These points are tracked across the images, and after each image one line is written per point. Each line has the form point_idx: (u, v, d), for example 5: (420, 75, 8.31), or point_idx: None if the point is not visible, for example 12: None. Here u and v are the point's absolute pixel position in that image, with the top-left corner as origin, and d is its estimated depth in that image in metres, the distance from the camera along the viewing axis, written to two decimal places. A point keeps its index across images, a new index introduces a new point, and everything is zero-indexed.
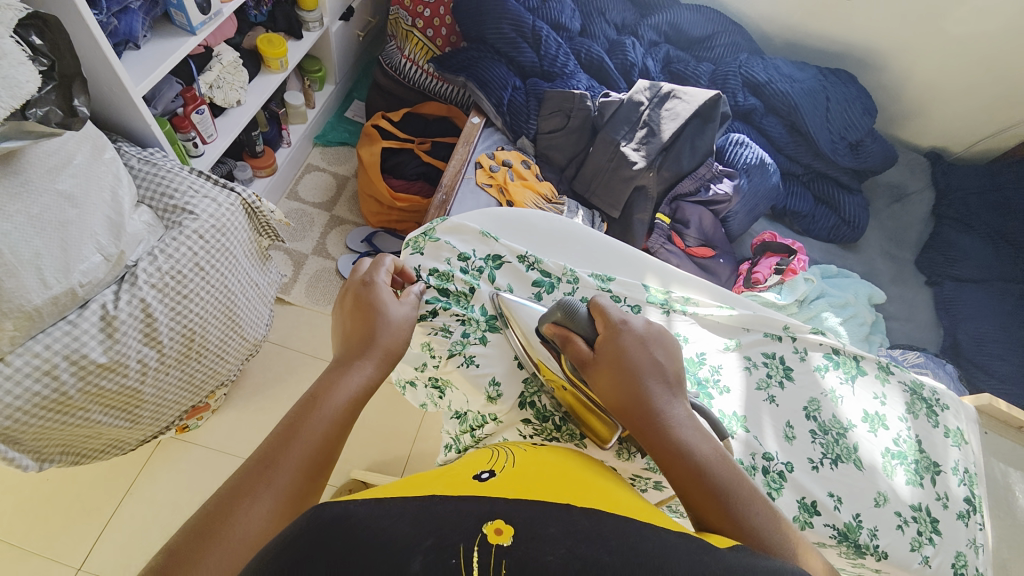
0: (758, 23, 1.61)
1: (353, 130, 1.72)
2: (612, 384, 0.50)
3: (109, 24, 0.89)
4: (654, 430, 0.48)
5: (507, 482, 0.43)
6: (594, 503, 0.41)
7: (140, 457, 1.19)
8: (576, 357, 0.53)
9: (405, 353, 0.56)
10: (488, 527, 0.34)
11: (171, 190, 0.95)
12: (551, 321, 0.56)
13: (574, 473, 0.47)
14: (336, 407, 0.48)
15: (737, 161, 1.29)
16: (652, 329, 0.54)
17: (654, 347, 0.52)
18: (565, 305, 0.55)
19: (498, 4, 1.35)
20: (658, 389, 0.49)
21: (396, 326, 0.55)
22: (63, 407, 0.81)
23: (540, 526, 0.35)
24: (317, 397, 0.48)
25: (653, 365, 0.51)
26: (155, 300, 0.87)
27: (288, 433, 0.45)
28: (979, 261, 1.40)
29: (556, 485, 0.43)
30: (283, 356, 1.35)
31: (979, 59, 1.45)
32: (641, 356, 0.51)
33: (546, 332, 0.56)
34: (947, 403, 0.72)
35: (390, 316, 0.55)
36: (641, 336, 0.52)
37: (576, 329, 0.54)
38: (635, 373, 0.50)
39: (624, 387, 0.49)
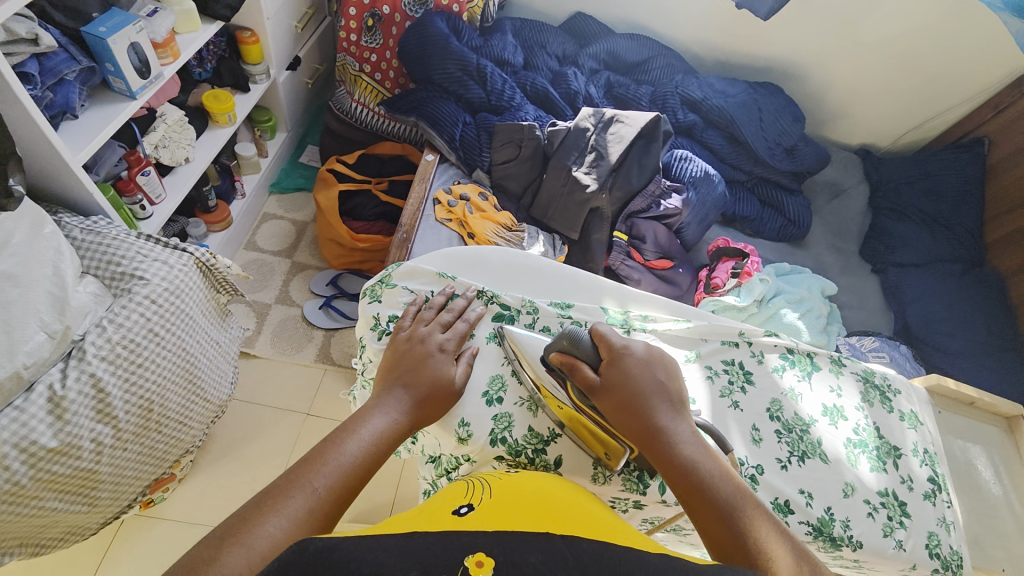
0: (688, 46, 1.72)
1: (309, 175, 1.71)
2: (617, 404, 0.55)
3: (45, 98, 0.87)
4: (660, 446, 0.52)
5: (489, 514, 0.43)
6: (575, 528, 0.42)
7: (102, 540, 1.11)
8: (583, 381, 0.56)
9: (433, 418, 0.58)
10: (470, 559, 0.35)
11: (118, 258, 0.92)
12: (556, 349, 0.58)
13: (557, 497, 0.49)
14: (361, 450, 0.49)
15: (684, 175, 1.35)
16: (653, 352, 0.59)
17: (654, 368, 0.57)
18: (569, 334, 0.59)
19: (442, 46, 1.40)
20: (662, 408, 0.54)
21: (447, 386, 0.59)
22: (15, 498, 0.76)
23: (522, 555, 0.36)
24: (352, 428, 0.51)
25: (657, 386, 0.56)
26: (107, 373, 0.84)
27: (315, 460, 0.47)
28: (916, 245, 1.50)
29: (537, 509, 0.45)
30: (251, 413, 1.30)
31: (889, 63, 1.59)
32: (640, 378, 0.56)
33: (551, 361, 0.58)
34: (898, 387, 0.76)
35: (436, 371, 0.59)
36: (644, 360, 0.57)
37: (580, 356, 0.57)
38: (638, 393, 0.55)
39: (632, 410, 0.54)
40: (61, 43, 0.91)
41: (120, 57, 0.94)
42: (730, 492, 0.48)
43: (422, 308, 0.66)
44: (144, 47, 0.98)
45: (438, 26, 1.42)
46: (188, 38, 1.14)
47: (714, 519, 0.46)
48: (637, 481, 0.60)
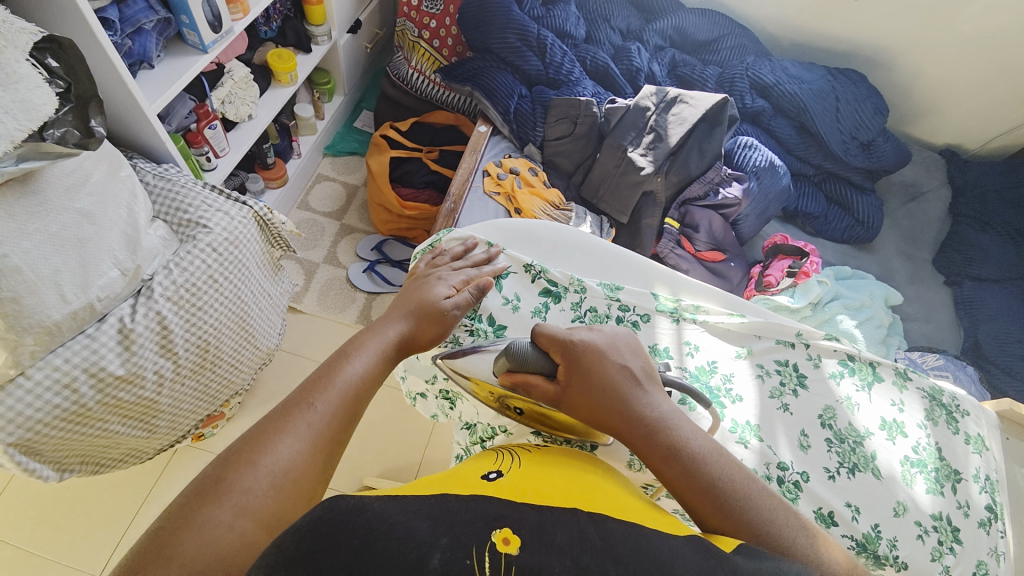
0: (764, 25, 1.60)
1: (362, 139, 1.74)
2: (590, 397, 0.51)
3: (123, 45, 0.91)
4: (637, 437, 0.49)
5: (517, 482, 0.44)
6: (602, 507, 0.41)
7: (157, 465, 1.21)
8: (541, 394, 0.53)
9: (433, 342, 0.59)
10: (496, 536, 0.34)
11: (186, 205, 0.97)
12: (502, 369, 0.55)
13: (583, 475, 0.48)
14: (356, 376, 0.52)
15: (746, 164, 1.27)
16: (611, 338, 0.55)
17: (620, 356, 0.53)
18: (509, 352, 0.55)
19: (503, 14, 1.37)
20: (635, 397, 0.51)
21: (442, 313, 0.60)
22: (82, 418, 0.83)
23: (549, 532, 0.35)
24: (347, 352, 0.54)
25: (625, 376, 0.52)
26: (171, 312, 0.89)
27: (316, 384, 0.50)
28: (1000, 260, 1.37)
29: (565, 486, 0.45)
30: (295, 364, 1.37)
31: (994, 54, 1.42)
32: (610, 369, 0.52)
33: (502, 383, 0.55)
34: (967, 408, 0.70)
35: (429, 299, 0.60)
36: (603, 349, 0.53)
37: (530, 369, 0.54)
38: (608, 387, 0.51)
39: (604, 404, 0.51)
40: None
41: (194, 10, 0.97)
42: (720, 475, 0.46)
43: (429, 258, 0.69)
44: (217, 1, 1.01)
45: None
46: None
47: (702, 496, 0.46)
48: None
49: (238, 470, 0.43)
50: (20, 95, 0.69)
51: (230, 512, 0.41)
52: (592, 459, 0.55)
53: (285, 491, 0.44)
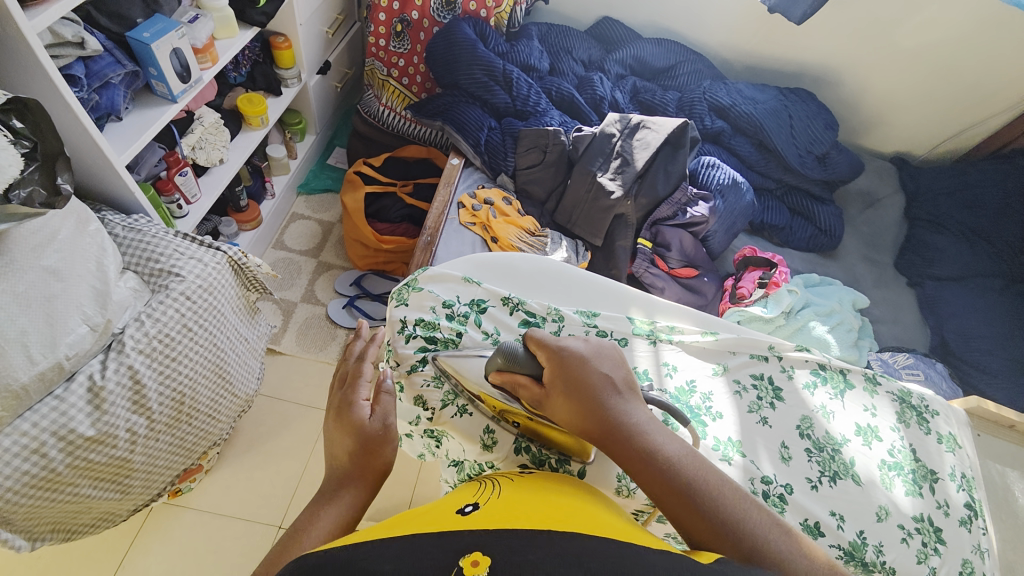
0: (717, 51, 1.69)
1: (336, 176, 1.75)
2: (567, 404, 0.53)
3: (89, 100, 0.91)
4: (616, 436, 0.50)
5: (494, 512, 0.44)
6: (577, 526, 0.41)
7: (132, 526, 1.15)
8: (528, 395, 0.56)
9: (391, 463, 0.56)
10: (465, 560, 0.35)
11: (156, 254, 0.95)
12: (494, 368, 0.58)
13: (561, 497, 0.48)
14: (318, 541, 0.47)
15: (711, 183, 1.33)
16: (593, 345, 0.57)
17: (601, 361, 0.54)
18: (505, 350, 0.58)
19: (470, 51, 1.41)
20: (613, 399, 0.52)
21: (375, 434, 0.55)
22: (51, 484, 0.79)
23: (521, 554, 0.36)
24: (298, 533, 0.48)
25: (604, 380, 0.53)
26: (144, 365, 0.87)
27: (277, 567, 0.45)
28: (955, 259, 1.44)
29: (540, 510, 0.44)
30: (275, 408, 1.33)
31: (928, 69, 1.53)
32: (590, 374, 0.53)
33: (495, 381, 0.58)
34: (936, 408, 0.73)
35: (366, 433, 0.54)
36: (586, 354, 0.55)
37: (519, 369, 0.57)
38: (588, 391, 0.52)
39: (583, 409, 0.52)
40: (107, 47, 0.95)
41: (162, 62, 0.98)
42: (697, 477, 0.46)
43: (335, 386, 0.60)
44: (185, 51, 1.02)
45: (466, 32, 1.43)
46: (226, 44, 1.17)
47: (680, 501, 0.46)
48: None
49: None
50: None
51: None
52: (578, 482, 0.55)
53: None
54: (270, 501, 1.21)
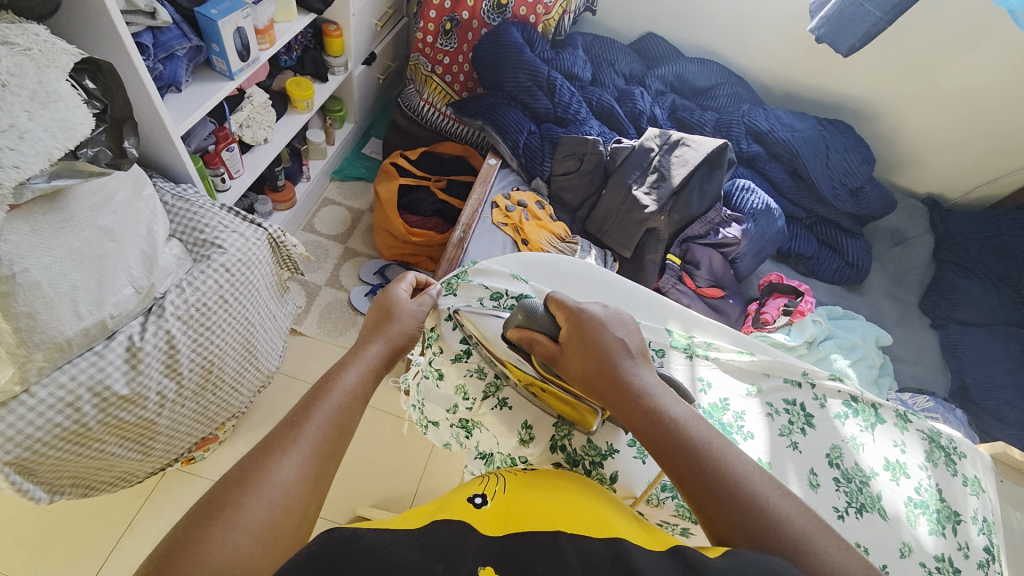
0: (758, 76, 1.70)
1: (370, 165, 1.77)
2: (582, 365, 0.55)
3: (155, 70, 0.94)
4: (625, 398, 0.51)
5: (503, 511, 0.44)
6: (582, 529, 0.41)
7: (144, 488, 1.17)
8: (544, 351, 0.58)
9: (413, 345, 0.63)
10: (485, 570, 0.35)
11: (202, 225, 0.97)
12: (513, 324, 0.61)
13: (572, 495, 0.48)
14: (347, 390, 0.53)
15: (744, 206, 1.33)
16: (612, 311, 0.59)
17: (616, 327, 0.56)
18: (524, 308, 0.61)
19: (516, 55, 1.43)
20: (625, 363, 0.54)
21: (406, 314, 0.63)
22: (80, 439, 0.81)
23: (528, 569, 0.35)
24: (338, 372, 0.54)
25: (618, 343, 0.55)
26: (180, 331, 0.89)
27: (309, 403, 0.50)
28: (984, 305, 1.42)
29: (547, 510, 0.44)
30: (292, 387, 1.35)
31: (971, 112, 1.52)
32: (605, 335, 0.55)
33: (512, 339, 0.60)
34: (964, 450, 0.72)
35: (405, 312, 0.63)
36: (603, 319, 0.57)
37: (538, 327, 0.60)
38: (601, 351, 0.54)
39: (595, 369, 0.54)
40: (175, 20, 0.98)
41: (226, 40, 1.01)
42: (699, 437, 0.47)
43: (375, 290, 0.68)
44: (247, 32, 1.05)
45: (514, 36, 1.45)
46: (284, 28, 1.20)
47: (681, 459, 0.46)
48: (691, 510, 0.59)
49: (243, 494, 0.42)
50: (60, 115, 0.71)
51: (249, 539, 0.41)
52: (582, 479, 0.54)
53: (292, 510, 0.44)
54: None
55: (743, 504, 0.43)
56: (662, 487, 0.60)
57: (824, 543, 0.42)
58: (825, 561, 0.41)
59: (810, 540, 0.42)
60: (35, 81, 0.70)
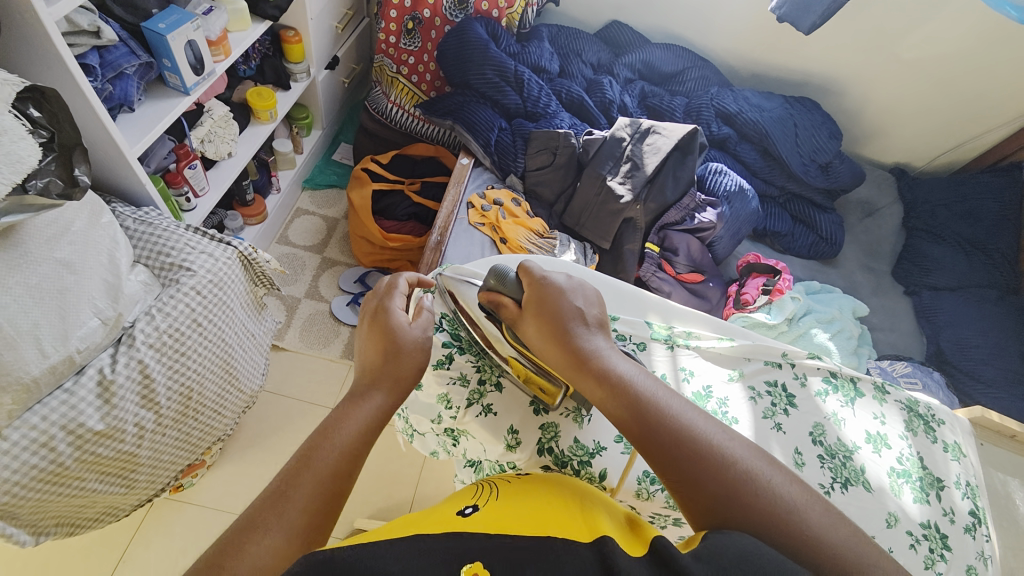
0: (724, 58, 1.71)
1: (341, 172, 1.74)
2: (538, 328, 0.57)
3: (104, 90, 0.90)
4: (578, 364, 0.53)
5: (492, 515, 0.43)
6: (574, 532, 0.40)
7: (133, 521, 1.14)
8: (508, 315, 0.60)
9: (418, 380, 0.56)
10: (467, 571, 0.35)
11: (168, 248, 0.94)
12: (485, 287, 0.63)
13: (564, 497, 0.48)
14: (344, 445, 0.46)
15: (718, 189, 1.34)
16: (574, 281, 0.60)
17: (574, 295, 0.58)
18: (496, 271, 0.63)
19: (481, 51, 1.41)
20: (579, 329, 0.55)
21: (411, 347, 0.56)
22: (58, 477, 0.78)
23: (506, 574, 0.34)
24: (336, 417, 0.49)
25: (574, 311, 0.57)
26: (153, 360, 0.86)
27: (299, 465, 0.44)
28: (954, 269, 1.46)
29: (539, 514, 0.43)
30: (279, 404, 1.32)
31: (930, 82, 1.56)
32: (562, 300, 0.57)
33: (483, 302, 0.63)
34: (942, 417, 0.74)
35: (408, 344, 0.56)
36: (563, 287, 0.58)
37: (506, 291, 0.61)
38: (556, 318, 0.56)
39: (549, 337, 0.56)
40: (121, 37, 0.94)
41: (177, 54, 0.97)
42: (646, 392, 0.48)
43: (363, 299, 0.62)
44: (199, 44, 1.01)
45: (478, 31, 1.43)
46: (238, 37, 1.16)
47: (629, 412, 0.48)
48: None
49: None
50: (4, 148, 0.67)
51: None
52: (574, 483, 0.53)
53: None
54: None
55: (685, 447, 0.44)
56: (650, 480, 0.60)
57: (767, 481, 0.43)
58: (772, 503, 0.41)
59: (759, 485, 0.42)
60: None
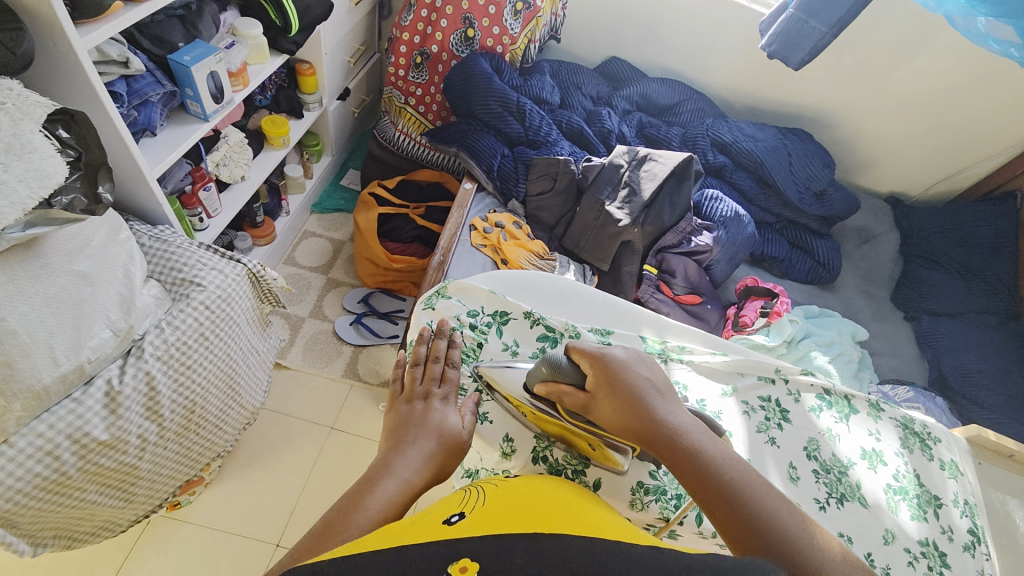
0: (719, 92, 1.78)
1: (349, 197, 1.80)
2: (616, 407, 0.55)
3: (129, 115, 0.96)
4: (666, 444, 0.52)
5: (477, 521, 0.41)
6: (563, 528, 0.40)
7: (128, 539, 1.13)
8: (572, 401, 0.57)
9: (449, 473, 0.55)
10: (453, 566, 0.33)
11: (180, 265, 0.98)
12: (538, 378, 0.60)
13: (550, 499, 0.47)
14: (384, 501, 0.46)
15: (714, 214, 1.37)
16: (632, 353, 0.60)
17: (641, 368, 0.58)
18: (549, 360, 0.60)
19: (485, 83, 1.48)
20: (658, 404, 0.55)
21: (460, 438, 0.57)
22: (60, 487, 0.79)
23: (508, 558, 0.34)
24: (373, 478, 0.48)
25: (647, 383, 0.57)
26: (160, 372, 0.88)
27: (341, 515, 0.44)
28: (951, 295, 1.48)
29: (528, 514, 0.43)
30: (279, 423, 1.33)
31: (919, 114, 1.62)
32: (635, 377, 0.57)
33: (537, 392, 0.59)
34: (938, 435, 0.74)
35: (451, 426, 0.56)
36: (628, 361, 0.58)
37: (564, 377, 0.59)
38: (633, 394, 0.55)
39: (630, 415, 0.54)
40: (148, 68, 1.00)
41: (199, 84, 1.04)
42: (737, 475, 0.50)
43: (411, 367, 0.63)
44: (221, 75, 1.08)
45: (483, 66, 1.50)
46: (257, 69, 1.24)
47: (726, 501, 0.48)
48: (674, 509, 0.60)
49: None
50: (34, 164, 0.72)
51: None
52: (566, 485, 0.54)
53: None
54: (269, 517, 1.20)
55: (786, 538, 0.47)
56: (643, 490, 0.61)
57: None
58: None
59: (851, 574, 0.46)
60: (11, 134, 0.71)
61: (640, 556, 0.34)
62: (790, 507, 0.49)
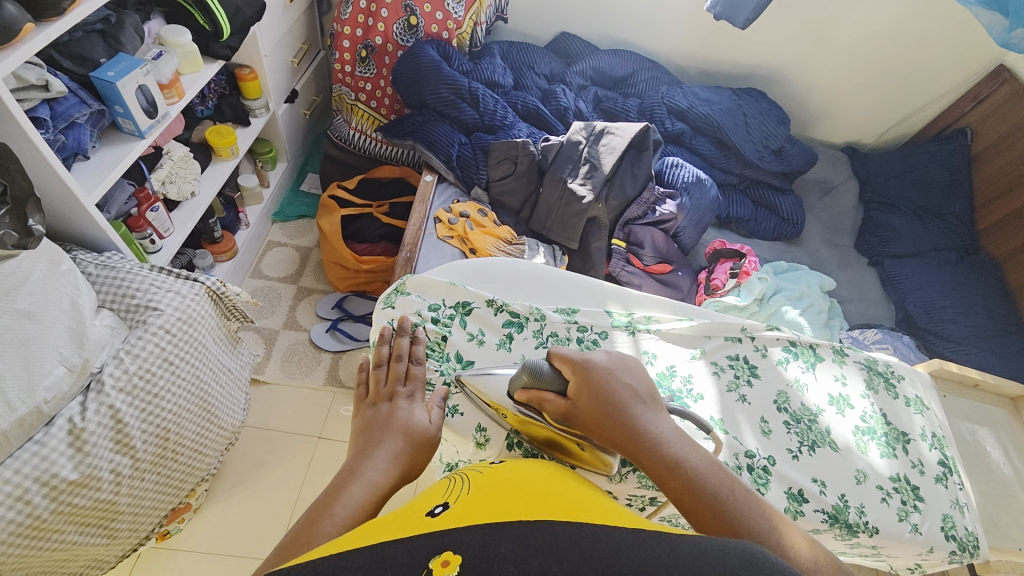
0: (671, 58, 1.78)
1: (310, 202, 1.75)
2: (597, 415, 0.54)
3: (56, 141, 0.91)
4: (643, 450, 0.51)
5: (461, 513, 0.40)
6: (549, 514, 0.39)
7: (121, 573, 1.10)
8: (553, 408, 0.57)
9: (420, 471, 0.55)
10: (435, 561, 0.31)
11: (132, 290, 0.94)
12: (520, 385, 0.59)
13: (534, 484, 0.47)
14: (353, 506, 0.45)
15: (676, 181, 1.38)
16: (616, 358, 0.59)
17: (623, 374, 0.57)
18: (529, 368, 0.59)
19: (434, 71, 1.44)
20: (640, 411, 0.54)
21: (428, 436, 0.56)
22: (37, 531, 0.76)
23: (493, 546, 0.33)
24: (339, 483, 0.47)
25: (628, 391, 0.56)
26: (125, 404, 0.85)
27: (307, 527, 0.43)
28: (911, 236, 1.52)
29: (512, 501, 0.42)
30: (264, 439, 1.31)
31: (866, 63, 1.64)
32: (615, 384, 0.55)
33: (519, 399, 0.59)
34: (902, 373, 0.77)
35: (418, 424, 0.56)
36: (609, 368, 0.57)
37: (545, 385, 0.58)
38: (613, 402, 0.54)
39: (609, 423, 0.53)
40: (71, 88, 0.95)
41: (128, 99, 0.98)
42: (719, 485, 0.48)
43: (374, 369, 0.62)
44: (151, 88, 1.03)
45: (430, 53, 1.46)
46: (191, 78, 1.18)
47: (710, 509, 0.46)
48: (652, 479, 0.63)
49: None
50: None
51: None
52: (539, 463, 0.54)
53: None
54: (265, 534, 1.18)
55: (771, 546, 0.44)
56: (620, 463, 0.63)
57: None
58: None
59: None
60: None
61: (607, 531, 0.34)
62: (773, 516, 0.46)
